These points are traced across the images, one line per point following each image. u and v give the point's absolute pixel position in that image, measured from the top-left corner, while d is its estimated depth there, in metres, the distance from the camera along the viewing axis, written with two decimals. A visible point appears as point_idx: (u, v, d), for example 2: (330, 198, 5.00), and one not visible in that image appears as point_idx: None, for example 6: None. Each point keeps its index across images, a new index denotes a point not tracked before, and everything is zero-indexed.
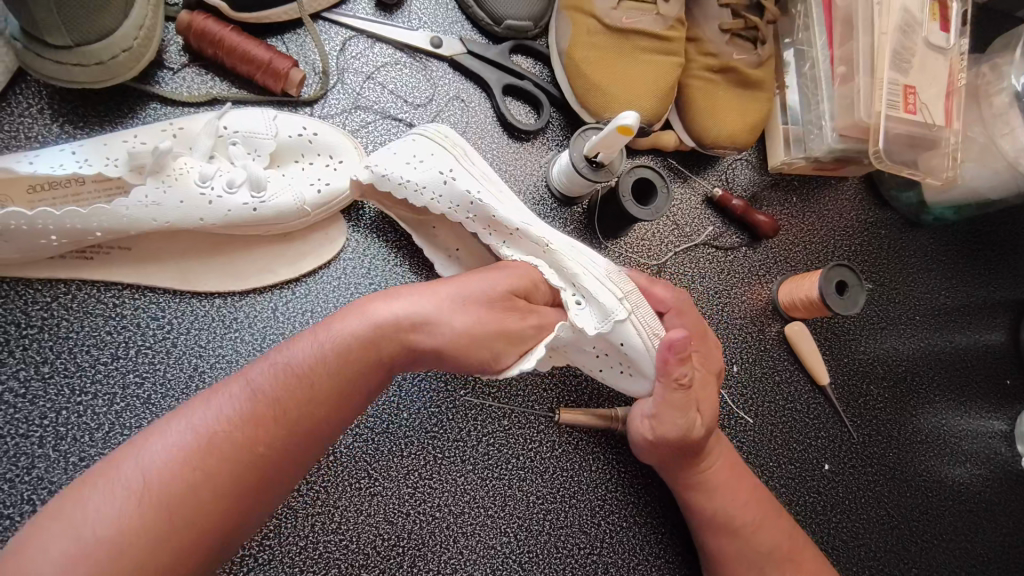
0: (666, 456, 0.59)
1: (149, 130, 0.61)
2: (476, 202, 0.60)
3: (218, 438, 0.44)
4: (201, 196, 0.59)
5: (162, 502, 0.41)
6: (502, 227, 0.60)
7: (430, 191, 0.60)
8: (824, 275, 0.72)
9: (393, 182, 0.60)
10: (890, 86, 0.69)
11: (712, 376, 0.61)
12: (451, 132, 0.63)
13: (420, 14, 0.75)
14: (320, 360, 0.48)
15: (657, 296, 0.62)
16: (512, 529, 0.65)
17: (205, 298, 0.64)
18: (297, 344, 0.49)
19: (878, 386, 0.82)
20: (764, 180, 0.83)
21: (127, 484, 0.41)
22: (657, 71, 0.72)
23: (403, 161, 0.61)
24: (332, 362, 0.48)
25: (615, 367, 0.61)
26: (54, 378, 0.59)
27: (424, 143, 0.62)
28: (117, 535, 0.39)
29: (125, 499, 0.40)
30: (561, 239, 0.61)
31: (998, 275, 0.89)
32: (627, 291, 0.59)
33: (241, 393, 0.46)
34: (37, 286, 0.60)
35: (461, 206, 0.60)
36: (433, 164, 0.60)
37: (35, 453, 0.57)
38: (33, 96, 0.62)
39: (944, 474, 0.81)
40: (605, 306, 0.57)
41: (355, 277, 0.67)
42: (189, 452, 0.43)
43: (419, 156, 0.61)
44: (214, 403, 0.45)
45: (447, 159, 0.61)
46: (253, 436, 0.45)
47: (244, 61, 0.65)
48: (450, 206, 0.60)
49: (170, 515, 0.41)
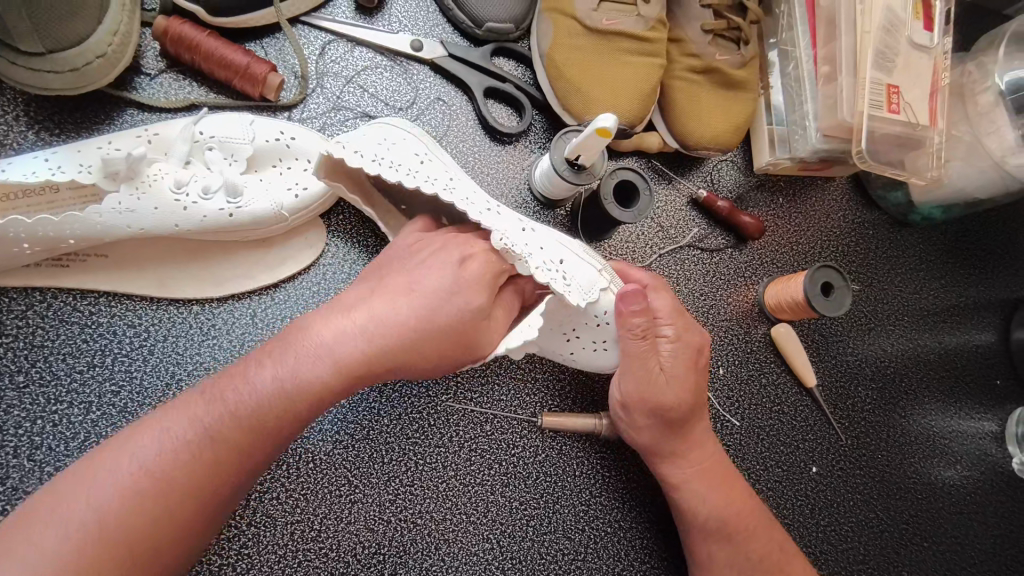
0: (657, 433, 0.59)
1: (124, 136, 0.60)
2: (455, 180, 0.61)
3: (170, 466, 0.42)
4: (175, 203, 0.58)
5: (108, 539, 0.39)
6: (475, 210, 0.58)
7: (407, 168, 0.59)
8: (809, 277, 0.72)
9: (366, 158, 0.58)
10: (873, 86, 0.69)
11: (691, 354, 0.60)
12: (411, 124, 0.65)
13: (400, 16, 0.75)
14: (284, 387, 0.46)
15: (635, 277, 0.64)
16: (495, 535, 0.65)
17: (183, 305, 0.63)
18: (257, 364, 0.47)
19: (866, 387, 0.81)
20: (749, 182, 0.83)
21: (72, 519, 0.39)
22: (639, 72, 0.72)
23: (375, 142, 0.60)
24: (295, 389, 0.46)
25: (590, 344, 0.62)
26: (29, 388, 0.59)
27: (395, 132, 0.62)
28: (99, 549, 0.39)
29: (70, 533, 0.39)
30: (527, 222, 0.61)
31: (987, 275, 0.89)
32: (602, 264, 0.62)
33: (197, 414, 0.44)
34: (12, 294, 0.60)
35: (440, 182, 0.59)
36: (407, 148, 0.61)
37: (10, 463, 0.57)
38: (8, 104, 0.62)
39: (934, 476, 0.81)
40: (589, 282, 0.59)
41: (334, 282, 0.67)
42: (139, 483, 0.41)
43: (391, 140, 0.61)
44: (168, 427, 0.44)
45: (417, 143, 0.62)
46: (220, 443, 0.44)
47: (220, 67, 0.64)
48: (431, 180, 0.59)
49: (117, 551, 0.40)
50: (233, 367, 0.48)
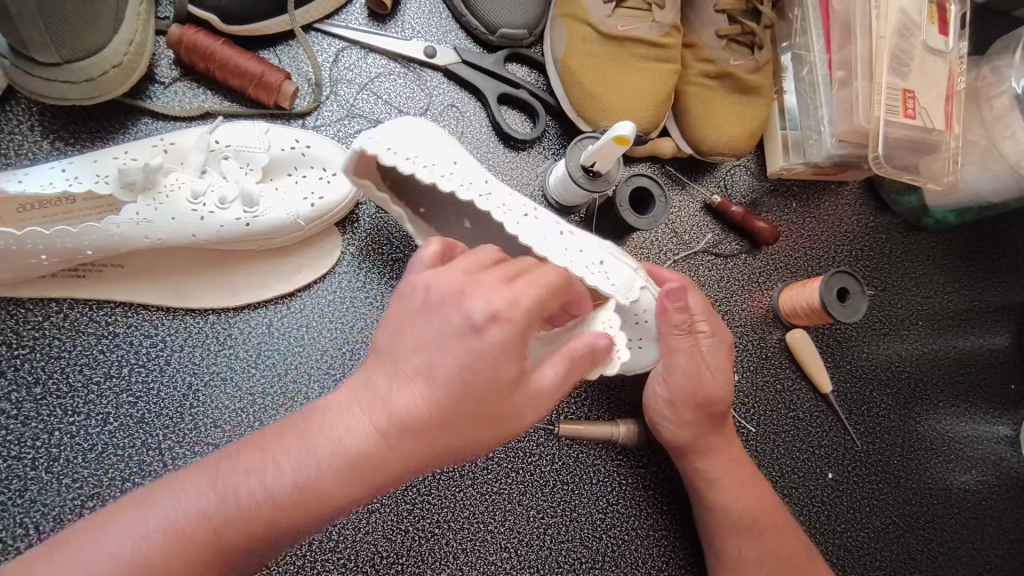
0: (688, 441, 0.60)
1: (140, 146, 0.60)
2: (490, 184, 0.60)
3: (163, 560, 0.35)
4: (192, 213, 0.58)
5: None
6: (512, 214, 0.57)
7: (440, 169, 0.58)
8: (825, 282, 0.71)
9: (399, 156, 0.57)
10: (888, 91, 0.68)
11: (710, 363, 0.60)
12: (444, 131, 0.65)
13: (412, 23, 0.74)
14: (294, 491, 0.36)
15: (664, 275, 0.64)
16: (512, 545, 0.64)
17: (199, 315, 0.63)
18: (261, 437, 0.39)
19: (881, 392, 0.81)
20: (763, 186, 0.82)
21: None
22: (654, 78, 0.72)
23: (410, 141, 0.59)
24: (308, 495, 0.36)
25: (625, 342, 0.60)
26: (46, 400, 0.59)
27: (425, 128, 0.62)
28: None
29: None
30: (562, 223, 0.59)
31: (1001, 278, 0.88)
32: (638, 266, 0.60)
33: (205, 496, 0.37)
34: (28, 305, 0.60)
35: (474, 186, 0.58)
36: (441, 151, 0.60)
37: (28, 476, 0.57)
38: (23, 113, 0.62)
39: (949, 481, 0.80)
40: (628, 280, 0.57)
41: (350, 292, 0.66)
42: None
43: (425, 141, 0.60)
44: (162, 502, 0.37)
45: (451, 147, 0.62)
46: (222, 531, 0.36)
47: (235, 75, 0.64)
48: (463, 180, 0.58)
49: None
50: (248, 445, 0.39)
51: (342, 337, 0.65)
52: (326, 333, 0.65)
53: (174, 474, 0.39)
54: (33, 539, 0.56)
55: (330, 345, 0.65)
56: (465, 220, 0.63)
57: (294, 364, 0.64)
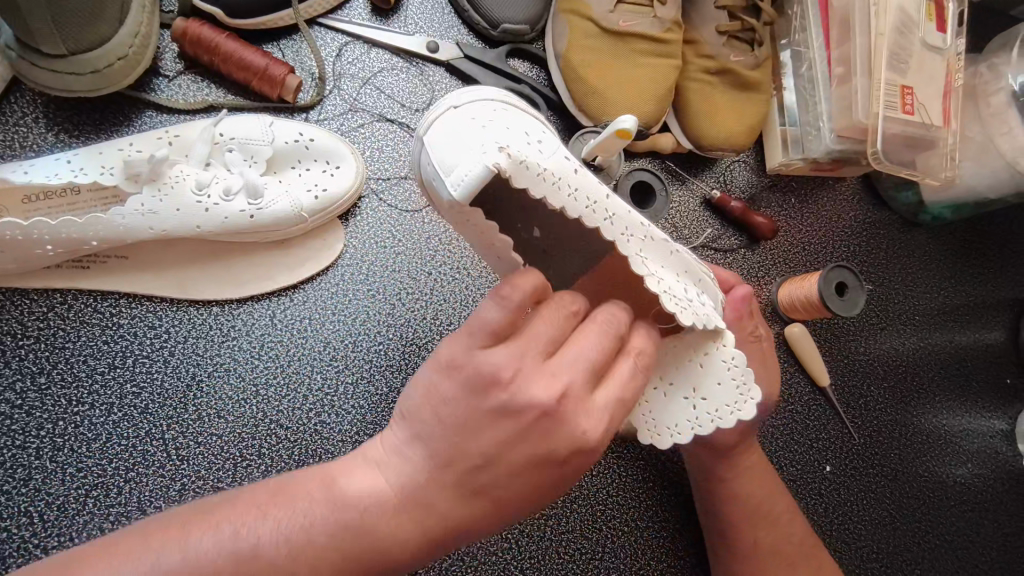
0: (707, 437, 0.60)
1: (144, 138, 0.61)
2: (578, 170, 0.47)
3: None
4: (196, 204, 0.59)
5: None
6: (619, 227, 0.46)
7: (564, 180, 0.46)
8: (824, 276, 0.72)
9: (531, 173, 0.44)
10: (887, 87, 0.69)
11: None
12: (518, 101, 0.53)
13: (415, 18, 0.75)
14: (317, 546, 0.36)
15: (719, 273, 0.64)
16: (513, 536, 0.65)
17: (202, 307, 0.63)
18: (303, 505, 0.37)
19: (878, 386, 0.82)
20: (762, 181, 0.83)
21: None
22: (655, 73, 0.72)
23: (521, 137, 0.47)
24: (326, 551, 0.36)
25: None
26: (50, 390, 0.59)
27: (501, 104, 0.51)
28: None
29: None
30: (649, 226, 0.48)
31: (997, 274, 0.89)
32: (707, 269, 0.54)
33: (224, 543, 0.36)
34: (32, 296, 0.60)
35: (600, 206, 0.46)
36: (545, 146, 0.48)
37: (32, 465, 0.57)
38: (27, 105, 0.62)
39: (945, 475, 0.81)
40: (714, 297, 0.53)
41: (353, 284, 0.67)
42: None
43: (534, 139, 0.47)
44: (197, 542, 0.36)
45: (546, 137, 0.49)
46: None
47: (240, 69, 0.64)
48: (544, 172, 0.45)
49: None
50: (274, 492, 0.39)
51: (345, 330, 0.65)
52: (328, 325, 0.65)
53: (195, 509, 0.38)
54: (37, 528, 0.56)
55: (333, 337, 0.65)
56: (532, 232, 0.51)
57: (297, 356, 0.64)
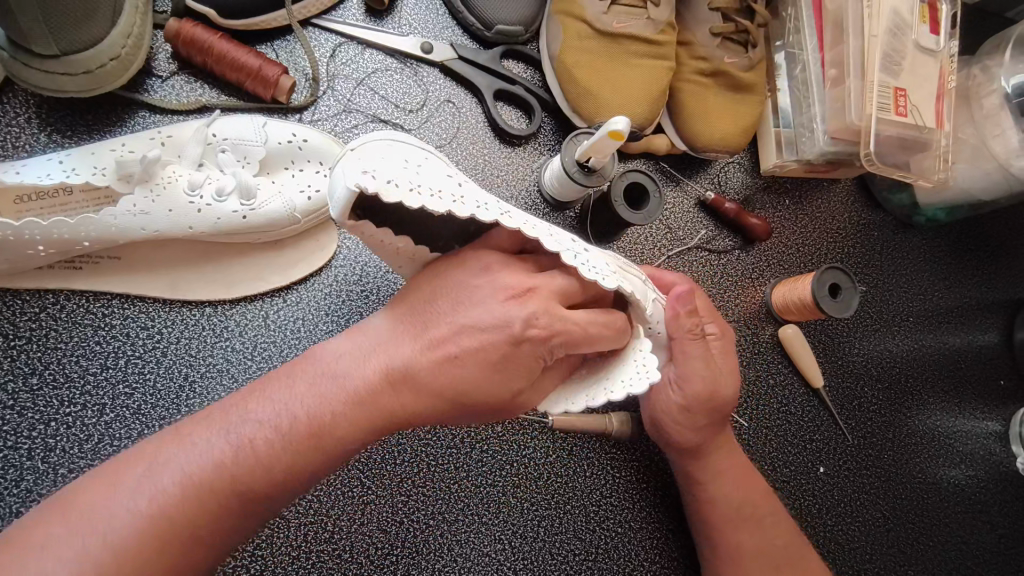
0: (699, 435, 0.60)
1: (137, 138, 0.61)
2: (463, 185, 0.52)
3: (195, 482, 0.41)
4: (190, 204, 0.59)
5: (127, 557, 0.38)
6: (516, 217, 0.51)
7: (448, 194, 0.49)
8: (818, 277, 0.72)
9: (404, 189, 0.46)
10: (880, 89, 0.69)
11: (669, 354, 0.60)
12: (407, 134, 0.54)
13: (409, 19, 0.75)
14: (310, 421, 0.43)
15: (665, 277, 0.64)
16: (506, 536, 0.65)
17: (195, 307, 0.63)
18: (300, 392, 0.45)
19: (873, 387, 0.82)
20: (756, 182, 0.83)
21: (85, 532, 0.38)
22: (648, 74, 0.72)
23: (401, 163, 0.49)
24: (321, 423, 0.44)
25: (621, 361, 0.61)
26: (42, 390, 0.59)
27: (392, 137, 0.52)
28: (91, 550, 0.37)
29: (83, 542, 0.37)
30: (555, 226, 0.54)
31: (992, 276, 0.89)
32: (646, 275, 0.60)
33: (231, 432, 0.43)
34: (24, 296, 0.60)
35: (493, 208, 0.50)
36: (429, 169, 0.50)
37: (24, 465, 0.57)
38: (20, 105, 0.62)
39: (938, 476, 0.81)
40: (642, 288, 0.56)
41: (346, 284, 0.67)
42: (164, 518, 0.39)
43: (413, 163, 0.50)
44: (196, 445, 0.42)
45: (431, 162, 0.52)
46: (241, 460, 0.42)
47: (233, 69, 0.64)
48: (416, 187, 0.47)
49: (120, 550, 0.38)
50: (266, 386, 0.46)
51: (338, 330, 0.65)
52: (321, 326, 0.65)
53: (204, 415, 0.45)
54: None
55: (325, 337, 0.65)
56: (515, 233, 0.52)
57: (290, 356, 0.64)
